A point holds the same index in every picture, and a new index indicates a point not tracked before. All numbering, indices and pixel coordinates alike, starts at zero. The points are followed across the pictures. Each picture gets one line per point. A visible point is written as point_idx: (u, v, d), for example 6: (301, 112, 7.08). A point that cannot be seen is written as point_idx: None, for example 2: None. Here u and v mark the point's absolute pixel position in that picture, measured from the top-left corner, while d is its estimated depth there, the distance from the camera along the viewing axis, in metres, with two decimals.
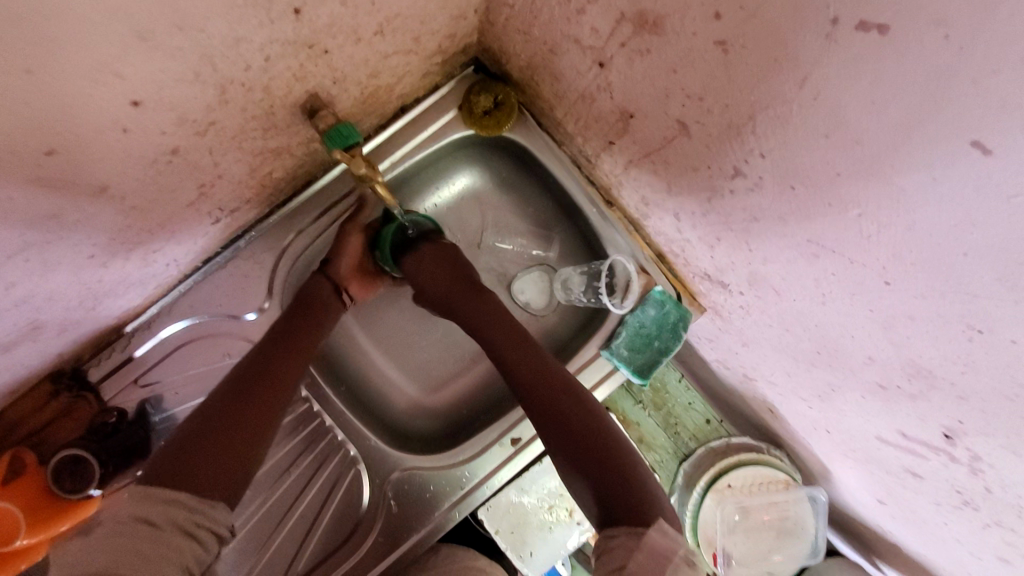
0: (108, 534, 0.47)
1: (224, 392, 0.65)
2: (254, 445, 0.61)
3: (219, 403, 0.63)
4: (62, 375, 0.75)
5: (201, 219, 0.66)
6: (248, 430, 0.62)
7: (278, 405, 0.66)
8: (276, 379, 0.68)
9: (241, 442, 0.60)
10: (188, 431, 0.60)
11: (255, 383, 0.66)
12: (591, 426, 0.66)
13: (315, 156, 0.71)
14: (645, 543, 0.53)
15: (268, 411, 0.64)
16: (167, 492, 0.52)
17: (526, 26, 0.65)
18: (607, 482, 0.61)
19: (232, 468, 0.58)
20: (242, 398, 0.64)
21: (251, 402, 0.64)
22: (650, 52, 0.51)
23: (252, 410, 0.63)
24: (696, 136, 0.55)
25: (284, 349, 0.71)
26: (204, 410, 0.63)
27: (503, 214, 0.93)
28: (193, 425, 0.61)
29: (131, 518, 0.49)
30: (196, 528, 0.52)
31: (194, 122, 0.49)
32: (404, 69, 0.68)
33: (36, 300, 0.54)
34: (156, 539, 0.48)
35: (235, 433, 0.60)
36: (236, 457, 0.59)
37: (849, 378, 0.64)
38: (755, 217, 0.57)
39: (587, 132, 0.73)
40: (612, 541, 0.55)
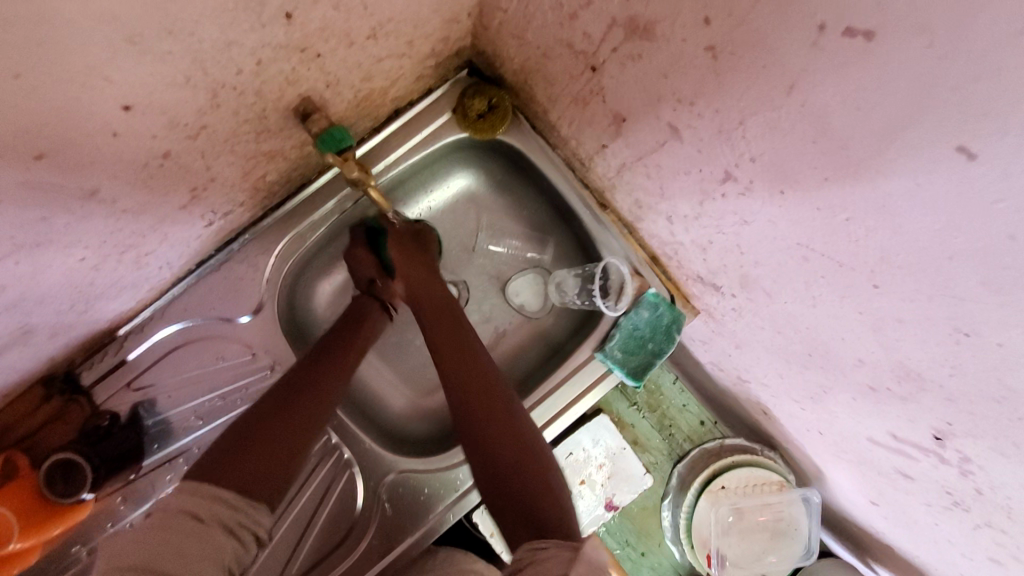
0: (158, 527, 0.47)
1: (270, 399, 0.65)
2: (298, 450, 0.61)
3: (267, 407, 0.64)
4: (54, 379, 0.75)
5: (194, 222, 0.65)
6: (293, 435, 0.62)
7: (324, 414, 0.66)
8: (322, 388, 0.68)
9: (289, 447, 0.61)
10: (236, 433, 0.60)
11: (303, 392, 0.66)
12: (534, 457, 0.65)
13: (308, 159, 0.71)
14: (582, 554, 0.50)
15: (312, 420, 0.65)
16: (213, 489, 0.52)
17: (519, 30, 0.65)
18: (539, 506, 0.60)
19: (278, 472, 0.58)
20: (290, 406, 0.64)
21: (299, 410, 0.64)
22: (641, 56, 0.52)
23: (297, 416, 0.64)
24: (687, 140, 0.55)
25: (330, 359, 0.71)
26: (250, 413, 0.63)
27: (497, 216, 0.94)
28: (240, 428, 0.61)
29: (179, 512, 0.49)
30: (239, 529, 0.52)
31: (186, 125, 0.49)
32: (397, 72, 0.68)
33: (27, 304, 0.54)
34: (201, 536, 0.48)
35: (280, 438, 0.61)
36: (281, 462, 0.59)
37: (840, 380, 0.65)
38: (746, 220, 0.57)
39: (580, 134, 0.74)
40: (539, 554, 0.52)
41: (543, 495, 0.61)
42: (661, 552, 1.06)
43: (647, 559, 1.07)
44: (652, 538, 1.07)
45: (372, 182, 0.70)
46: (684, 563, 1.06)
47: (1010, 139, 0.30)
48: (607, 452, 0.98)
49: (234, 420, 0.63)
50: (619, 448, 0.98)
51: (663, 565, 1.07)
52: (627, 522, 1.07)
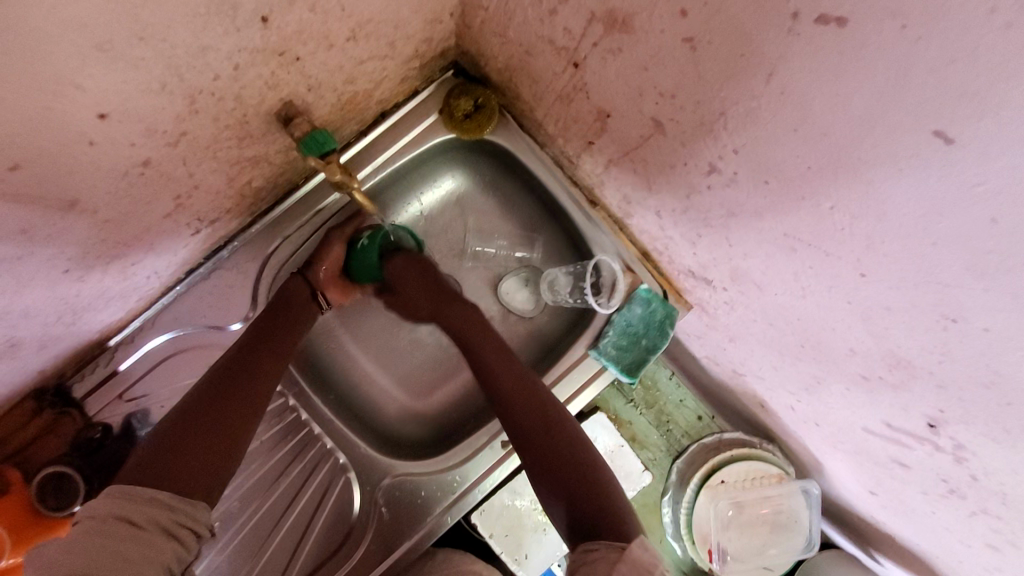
0: (90, 534, 0.48)
1: (202, 388, 0.65)
2: (230, 442, 0.61)
3: (196, 399, 0.63)
4: (45, 392, 0.75)
5: (180, 230, 0.65)
6: (229, 428, 0.62)
7: (257, 402, 0.66)
8: (256, 378, 0.67)
9: (218, 440, 0.60)
10: (167, 430, 0.59)
11: (236, 383, 0.65)
12: (570, 445, 0.67)
13: (294, 164, 0.71)
14: (627, 557, 0.52)
15: (245, 410, 0.64)
16: (141, 491, 0.52)
17: (501, 29, 0.65)
18: (584, 502, 0.62)
19: (207, 467, 0.58)
20: (221, 397, 0.63)
21: (229, 401, 0.63)
22: (621, 50, 0.51)
23: (229, 410, 0.63)
24: (671, 133, 0.55)
25: (264, 343, 0.70)
26: (182, 405, 0.62)
27: (487, 217, 0.93)
28: (173, 420, 0.61)
29: (109, 517, 0.49)
30: (178, 528, 0.52)
31: (164, 133, 0.48)
32: (381, 74, 0.68)
33: (11, 317, 0.54)
34: (137, 538, 0.49)
35: (214, 432, 0.61)
36: (208, 454, 0.59)
37: (833, 370, 0.64)
38: (732, 213, 0.57)
39: (566, 132, 0.73)
40: (590, 555, 0.55)
41: (589, 490, 0.63)
42: (662, 549, 1.06)
43: None
44: (653, 535, 1.06)
45: (357, 186, 0.70)
46: (686, 560, 1.05)
47: (985, 122, 0.30)
48: (605, 451, 0.97)
49: (169, 411, 0.62)
50: (617, 446, 0.98)
51: (665, 562, 1.06)
52: None
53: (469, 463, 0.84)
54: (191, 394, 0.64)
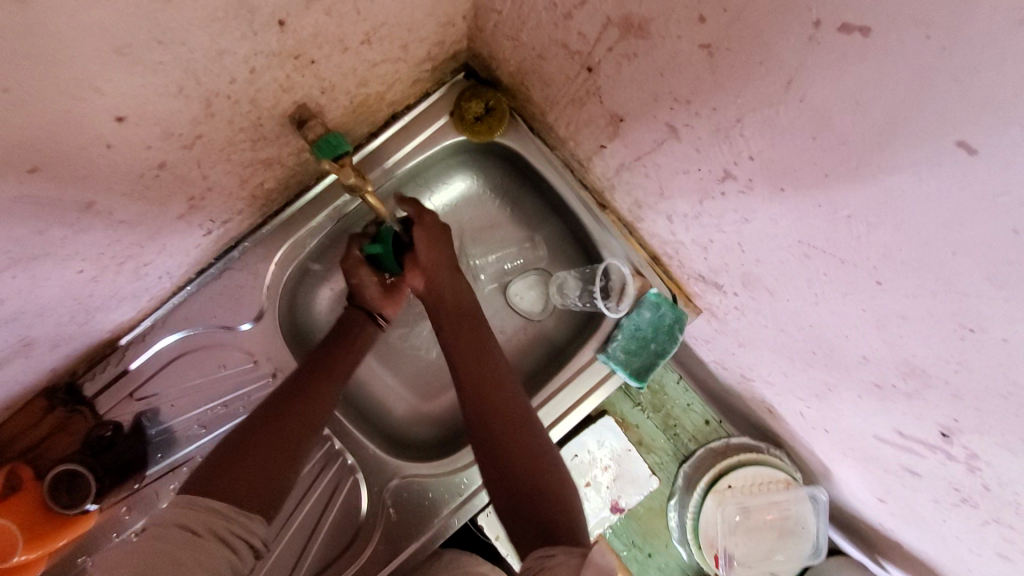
0: (151, 539, 0.48)
1: (263, 409, 0.66)
2: (287, 462, 0.62)
3: (258, 418, 0.65)
4: (57, 391, 0.75)
5: (193, 231, 0.66)
6: (286, 445, 0.63)
7: (314, 422, 0.67)
8: (314, 398, 0.68)
9: (282, 457, 0.62)
10: (227, 448, 0.61)
11: (293, 403, 0.67)
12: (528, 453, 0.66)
13: (307, 166, 0.71)
14: (589, 559, 0.50)
15: (305, 430, 0.65)
16: (206, 502, 0.53)
17: (514, 32, 0.65)
18: (537, 508, 0.61)
19: (268, 481, 0.59)
20: (278, 419, 0.65)
21: (284, 421, 0.65)
22: (637, 55, 0.51)
23: (288, 429, 0.64)
24: (685, 138, 0.54)
25: (324, 368, 0.72)
26: (245, 426, 0.64)
27: (496, 220, 0.94)
28: (233, 439, 0.62)
29: (173, 525, 0.50)
30: (231, 538, 0.52)
31: (180, 136, 0.48)
32: (394, 76, 0.68)
33: (27, 316, 0.54)
34: (193, 546, 0.48)
35: (272, 449, 0.62)
36: (278, 473, 0.60)
37: (845, 377, 0.65)
38: (746, 218, 0.56)
39: (577, 135, 0.73)
40: (549, 559, 0.52)
41: (547, 495, 0.63)
42: (668, 553, 1.06)
43: (654, 560, 1.07)
44: (659, 539, 1.06)
45: (371, 189, 0.70)
46: (692, 564, 1.05)
47: (1009, 132, 0.30)
48: (613, 454, 0.97)
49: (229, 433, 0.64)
50: (625, 449, 0.97)
51: (671, 565, 1.06)
52: (633, 524, 1.06)
53: (476, 466, 0.84)
54: (252, 416, 0.66)
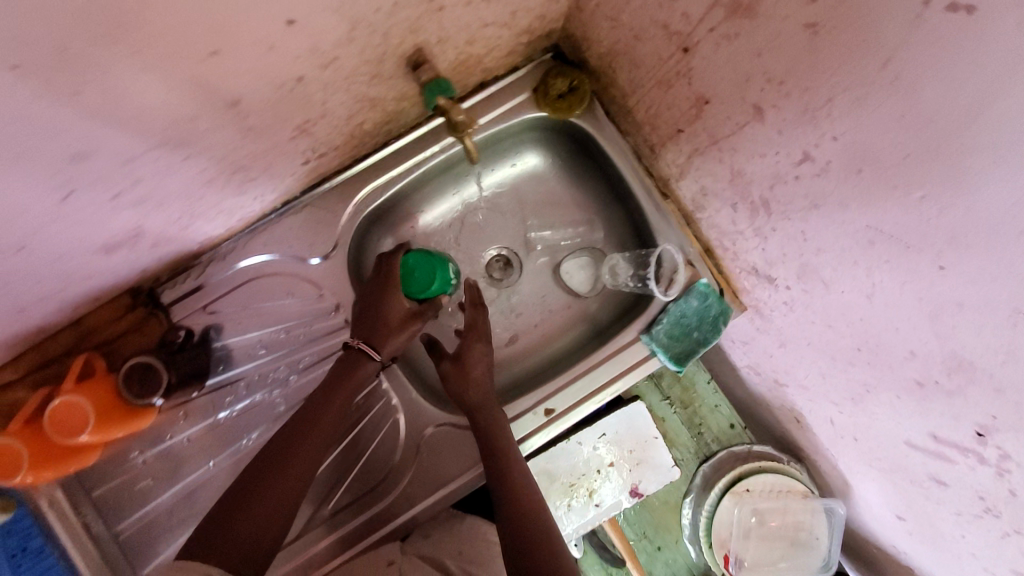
0: None
1: (257, 460, 0.70)
2: (279, 521, 0.67)
3: (255, 471, 0.68)
4: (139, 292, 0.81)
5: (295, 157, 0.71)
6: (278, 501, 0.67)
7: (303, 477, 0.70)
8: (301, 451, 0.71)
9: (274, 514, 0.67)
10: (226, 504, 0.66)
11: (285, 457, 0.70)
12: (533, 521, 0.73)
13: (402, 115, 0.77)
14: None
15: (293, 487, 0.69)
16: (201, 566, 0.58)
17: (615, 13, 0.70)
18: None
19: (265, 533, 0.65)
20: (268, 473, 0.68)
21: (280, 477, 0.68)
22: (738, 36, 0.55)
23: (283, 485, 0.68)
24: (769, 120, 0.58)
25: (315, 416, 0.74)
26: (240, 479, 0.68)
27: (558, 197, 1.00)
28: (232, 494, 0.67)
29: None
30: None
31: (323, 53, 0.54)
32: (496, 41, 0.73)
33: (150, 203, 0.60)
34: None
35: (267, 508, 0.66)
36: (265, 532, 0.65)
37: (887, 377, 0.67)
38: (816, 204, 0.60)
39: (656, 120, 0.78)
40: None
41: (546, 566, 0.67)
42: (677, 549, 1.08)
43: (663, 554, 1.08)
44: (669, 534, 1.08)
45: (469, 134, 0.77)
46: (699, 564, 1.07)
47: None
48: (639, 439, 0.97)
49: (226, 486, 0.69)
50: (652, 437, 0.98)
51: (678, 562, 1.08)
52: (646, 514, 1.09)
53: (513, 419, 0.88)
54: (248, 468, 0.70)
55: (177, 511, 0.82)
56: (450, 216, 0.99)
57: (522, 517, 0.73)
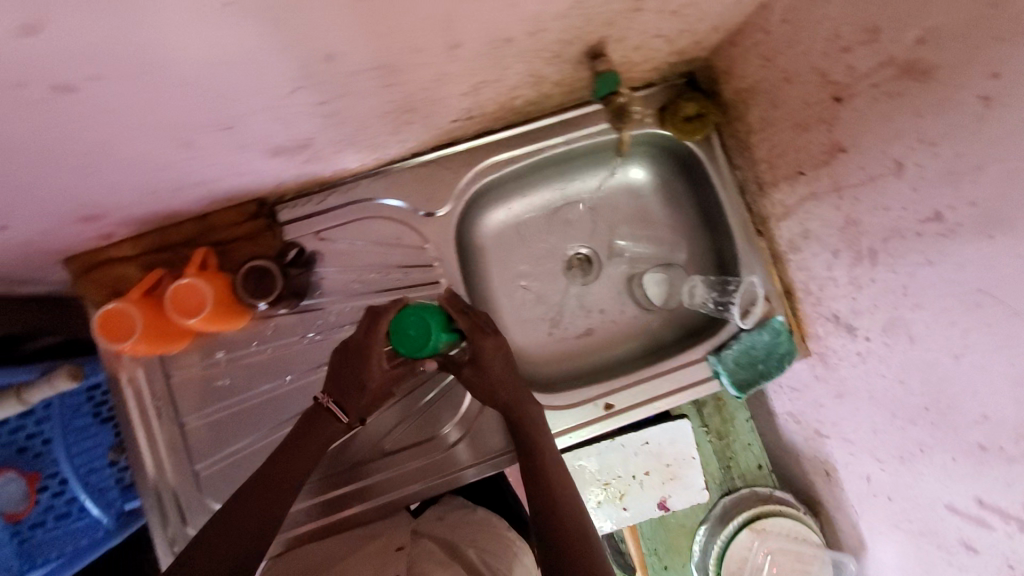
0: None
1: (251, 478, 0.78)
2: (269, 524, 0.74)
3: (251, 483, 0.77)
4: (264, 204, 0.87)
5: (453, 112, 0.77)
6: (268, 508, 0.75)
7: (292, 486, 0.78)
8: (292, 462, 0.79)
9: (265, 517, 0.74)
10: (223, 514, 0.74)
11: (275, 466, 0.78)
12: (553, 493, 0.78)
13: (549, 99, 0.83)
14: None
15: (284, 493, 0.77)
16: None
17: (772, 54, 0.76)
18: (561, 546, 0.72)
19: (265, 526, 0.74)
20: (259, 485, 0.76)
21: (267, 488, 0.76)
22: (901, 94, 0.61)
23: (271, 493, 0.76)
24: (907, 176, 0.64)
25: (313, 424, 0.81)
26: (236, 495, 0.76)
27: (652, 213, 1.05)
28: (236, 499, 0.75)
29: None
30: None
31: (538, 22, 0.59)
32: (655, 54, 0.80)
33: (334, 119, 0.65)
34: None
35: (254, 514, 0.74)
36: (259, 534, 0.73)
37: (948, 438, 0.72)
38: (930, 261, 0.65)
39: (777, 159, 0.84)
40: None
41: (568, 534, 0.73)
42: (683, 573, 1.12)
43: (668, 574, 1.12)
44: (679, 557, 1.13)
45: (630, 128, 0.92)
46: None
47: None
48: (677, 455, 1.01)
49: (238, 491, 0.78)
50: (689, 457, 1.01)
51: None
52: (661, 532, 1.13)
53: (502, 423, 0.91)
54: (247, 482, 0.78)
55: (244, 416, 0.86)
56: (544, 207, 1.04)
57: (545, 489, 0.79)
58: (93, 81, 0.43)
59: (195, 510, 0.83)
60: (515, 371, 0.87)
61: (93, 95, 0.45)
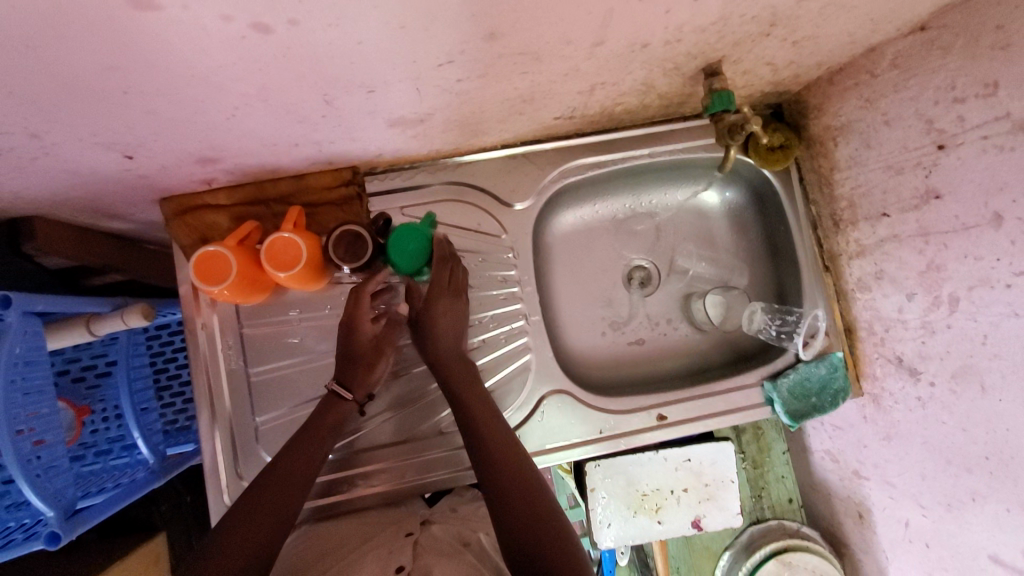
0: None
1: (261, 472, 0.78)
2: (283, 515, 0.74)
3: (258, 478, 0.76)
4: (359, 172, 0.89)
5: (559, 109, 0.79)
6: (281, 497, 0.75)
7: (302, 477, 0.77)
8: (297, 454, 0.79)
9: (279, 508, 0.74)
10: (235, 509, 0.73)
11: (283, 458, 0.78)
12: (523, 485, 0.75)
13: (648, 110, 0.85)
14: None
15: (295, 483, 0.76)
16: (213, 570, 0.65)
17: (875, 96, 0.78)
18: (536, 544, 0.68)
19: (278, 516, 0.73)
20: (268, 477, 0.76)
21: (277, 478, 0.76)
22: (1013, 149, 0.63)
23: (283, 485, 0.76)
24: (1005, 229, 0.66)
25: (318, 424, 0.81)
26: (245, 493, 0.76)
27: (719, 236, 1.06)
28: (245, 495, 0.75)
29: None
30: None
31: (676, 31, 0.61)
32: (756, 81, 0.82)
33: (460, 97, 0.67)
34: None
35: (266, 505, 0.73)
36: (274, 526, 0.72)
37: (1008, 489, 0.73)
38: (1017, 312, 0.67)
39: (860, 198, 0.86)
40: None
41: (545, 528, 0.70)
42: None
43: None
44: None
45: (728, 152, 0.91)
46: None
47: None
48: (717, 477, 1.02)
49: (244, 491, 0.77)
50: (729, 479, 1.03)
51: None
52: (685, 552, 1.13)
53: (527, 426, 0.92)
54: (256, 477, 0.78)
55: (307, 376, 0.87)
56: (615, 215, 1.06)
57: (513, 479, 0.75)
58: (289, 23, 0.45)
59: (250, 461, 0.85)
60: (461, 334, 0.86)
61: (282, 36, 0.47)
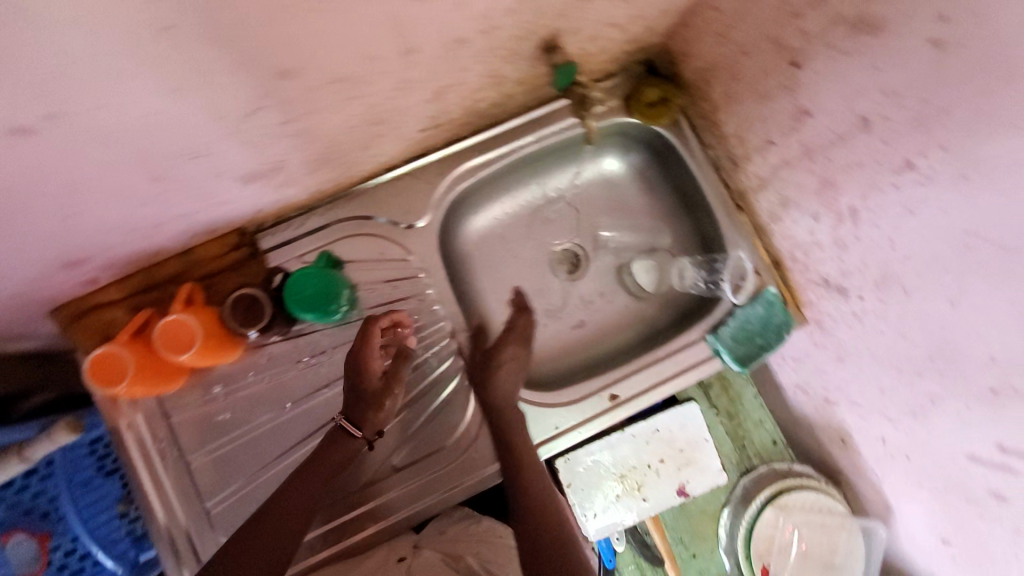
0: None
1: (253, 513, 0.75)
2: (279, 559, 0.70)
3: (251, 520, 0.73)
4: (246, 232, 0.86)
5: (420, 121, 0.77)
6: (274, 541, 0.71)
7: (300, 515, 0.74)
8: (298, 488, 0.76)
9: (272, 551, 0.71)
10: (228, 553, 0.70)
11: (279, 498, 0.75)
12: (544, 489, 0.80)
13: (514, 98, 0.83)
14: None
15: (292, 523, 0.73)
16: None
17: (728, 29, 0.77)
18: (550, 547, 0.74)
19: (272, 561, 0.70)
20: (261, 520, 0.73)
21: (275, 518, 0.73)
22: (858, 50, 0.61)
23: (280, 526, 0.73)
24: (875, 130, 0.64)
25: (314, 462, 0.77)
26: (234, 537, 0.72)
27: (631, 202, 1.05)
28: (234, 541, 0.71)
29: None
30: None
31: (489, 21, 0.60)
32: (611, 43, 0.81)
33: (301, 139, 0.65)
34: None
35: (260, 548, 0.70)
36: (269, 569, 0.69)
37: (957, 387, 0.71)
38: (912, 211, 0.64)
39: (747, 132, 0.84)
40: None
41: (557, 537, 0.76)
42: (711, 560, 1.09)
43: (696, 562, 1.09)
44: (705, 543, 1.10)
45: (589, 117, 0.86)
46: None
47: None
48: (690, 439, 1.00)
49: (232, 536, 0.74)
50: (702, 439, 1.01)
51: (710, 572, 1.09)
52: (684, 520, 1.10)
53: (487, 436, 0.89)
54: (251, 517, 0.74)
55: (247, 449, 0.85)
56: (524, 207, 1.04)
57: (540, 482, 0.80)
58: (50, 118, 0.43)
59: (205, 549, 0.82)
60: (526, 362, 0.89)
61: (50, 132, 0.45)
